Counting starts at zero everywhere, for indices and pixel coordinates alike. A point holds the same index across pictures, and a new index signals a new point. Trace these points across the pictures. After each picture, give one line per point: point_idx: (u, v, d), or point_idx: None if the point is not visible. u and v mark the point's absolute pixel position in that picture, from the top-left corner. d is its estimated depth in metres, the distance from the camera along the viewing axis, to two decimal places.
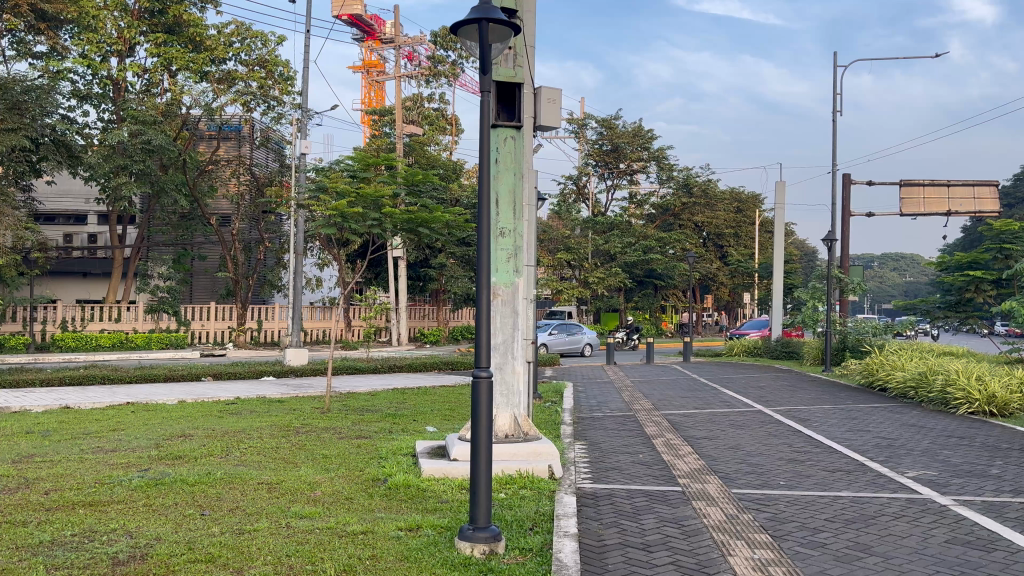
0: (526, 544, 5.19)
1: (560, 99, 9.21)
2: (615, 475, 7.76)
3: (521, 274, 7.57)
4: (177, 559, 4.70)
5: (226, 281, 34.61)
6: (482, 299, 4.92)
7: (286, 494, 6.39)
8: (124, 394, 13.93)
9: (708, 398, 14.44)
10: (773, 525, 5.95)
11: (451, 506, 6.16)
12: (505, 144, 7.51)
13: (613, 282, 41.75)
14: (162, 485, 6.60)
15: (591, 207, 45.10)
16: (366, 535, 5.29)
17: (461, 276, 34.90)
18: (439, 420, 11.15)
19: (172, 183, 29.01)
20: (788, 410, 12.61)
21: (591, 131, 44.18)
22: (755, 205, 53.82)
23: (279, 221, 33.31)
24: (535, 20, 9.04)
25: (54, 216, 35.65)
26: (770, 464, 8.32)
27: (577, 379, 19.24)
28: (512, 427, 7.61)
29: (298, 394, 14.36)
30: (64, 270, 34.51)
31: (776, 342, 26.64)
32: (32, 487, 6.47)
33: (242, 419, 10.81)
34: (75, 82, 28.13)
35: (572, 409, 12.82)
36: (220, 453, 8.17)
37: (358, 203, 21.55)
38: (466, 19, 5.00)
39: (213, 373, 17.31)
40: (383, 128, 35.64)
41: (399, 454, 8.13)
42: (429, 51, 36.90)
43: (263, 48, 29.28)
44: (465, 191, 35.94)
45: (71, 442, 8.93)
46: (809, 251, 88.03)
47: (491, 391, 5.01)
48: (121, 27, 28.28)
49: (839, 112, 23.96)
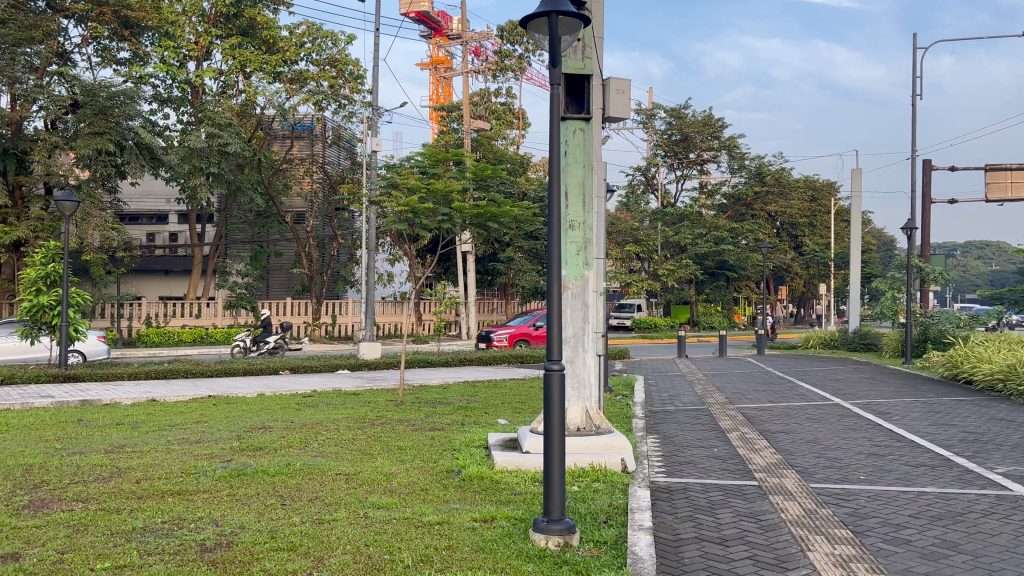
0: (601, 536, 5.20)
1: (629, 89, 9.09)
2: (688, 469, 7.67)
3: (591, 267, 7.57)
4: (260, 547, 4.85)
5: (301, 277, 35.40)
6: (553, 291, 4.94)
7: (363, 485, 6.52)
8: (211, 386, 14.50)
9: (785, 391, 14.23)
10: (854, 520, 5.81)
11: (525, 497, 6.22)
12: (574, 136, 7.52)
13: (683, 274, 41.57)
14: (244, 475, 6.79)
15: (660, 198, 44.94)
16: (442, 527, 5.36)
17: (529, 270, 35.27)
18: (511, 412, 11.28)
19: (248, 182, 29.82)
20: (868, 403, 12.31)
21: (660, 121, 43.81)
22: (830, 194, 52.19)
23: (351, 218, 34.19)
24: (603, 10, 8.95)
25: (137, 216, 36.90)
26: (849, 457, 8.14)
27: (647, 372, 19.18)
28: (584, 420, 7.60)
29: (373, 386, 14.81)
30: (148, 268, 35.93)
31: (853, 334, 25.95)
32: (125, 476, 6.76)
33: (320, 410, 11.16)
34: (157, 87, 29.14)
35: (644, 402, 12.81)
36: (300, 445, 8.40)
37: (429, 199, 22.05)
38: (536, 13, 5.02)
39: (291, 366, 17.72)
40: (451, 124, 35.87)
41: (473, 446, 8.23)
42: (496, 46, 36.96)
43: (333, 47, 29.82)
44: (533, 185, 36.40)
45: (158, 433, 9.26)
46: (887, 240, 86.18)
47: (563, 385, 5.00)
48: (198, 33, 29.02)
49: (918, 95, 23.47)
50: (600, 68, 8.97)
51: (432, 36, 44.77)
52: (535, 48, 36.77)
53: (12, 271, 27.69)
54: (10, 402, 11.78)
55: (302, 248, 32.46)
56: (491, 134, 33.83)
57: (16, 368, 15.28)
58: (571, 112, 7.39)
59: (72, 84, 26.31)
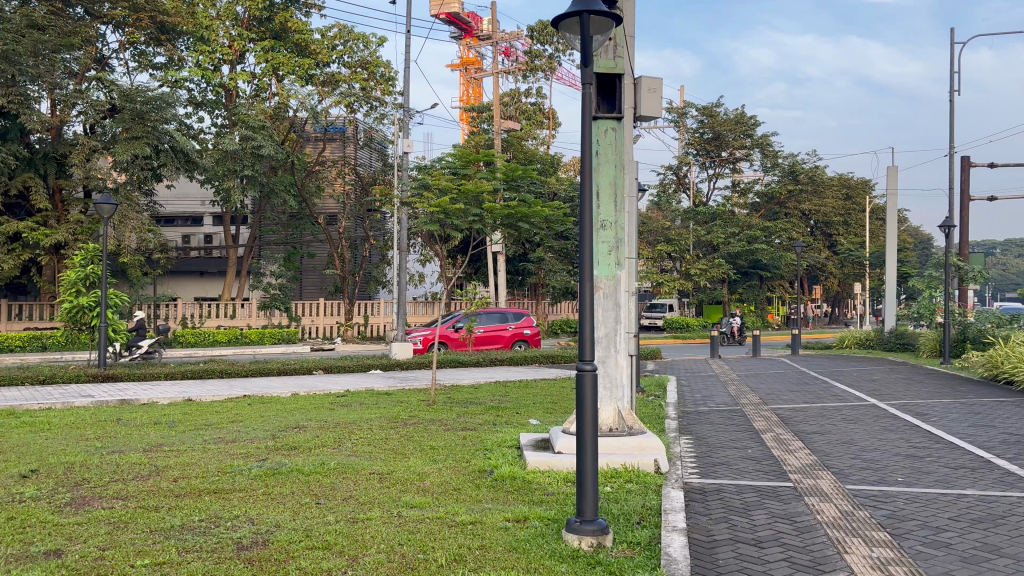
0: (634, 538, 5.17)
1: (660, 87, 9.03)
2: (723, 471, 7.61)
3: (623, 267, 7.54)
4: (295, 546, 4.89)
5: (334, 278, 35.68)
6: (585, 292, 4.93)
7: (397, 484, 6.55)
8: (246, 386, 14.70)
9: (820, 391, 14.07)
10: (891, 523, 5.73)
11: (557, 497, 6.22)
12: (605, 135, 7.51)
13: (716, 274, 41.24)
14: (280, 474, 6.87)
15: (692, 197, 44.70)
16: (475, 527, 5.36)
17: (559, 270, 35.21)
18: (543, 412, 11.27)
19: (282, 184, 29.99)
20: (907, 404, 12.12)
21: (691, 120, 43.56)
22: (865, 191, 51.48)
23: (383, 219, 34.35)
24: (634, 9, 8.92)
25: (173, 218, 37.36)
26: (886, 459, 8.02)
27: (681, 372, 19.15)
28: (616, 420, 7.58)
29: (405, 386, 14.87)
30: (183, 270, 36.46)
31: (890, 334, 25.55)
32: (163, 475, 6.86)
33: (353, 410, 11.21)
34: (191, 90, 29.54)
35: (676, 402, 12.71)
36: (333, 444, 8.46)
37: (460, 200, 22.24)
38: (568, 12, 5.01)
39: (324, 366, 17.86)
40: (482, 124, 35.96)
41: (505, 446, 8.25)
42: (527, 46, 36.94)
43: (364, 49, 30.02)
44: (563, 185, 36.32)
45: (194, 433, 9.35)
46: (925, 238, 84.92)
47: (595, 385, 4.99)
48: (232, 36, 29.27)
49: (957, 90, 23.06)
50: (632, 66, 8.91)
51: (462, 37, 44.93)
52: (566, 48, 36.69)
53: (53, 273, 28.23)
54: (52, 402, 11.98)
55: (334, 248, 32.70)
56: (522, 134, 33.78)
57: (57, 368, 15.57)
58: (603, 111, 7.39)
59: (110, 88, 26.82)
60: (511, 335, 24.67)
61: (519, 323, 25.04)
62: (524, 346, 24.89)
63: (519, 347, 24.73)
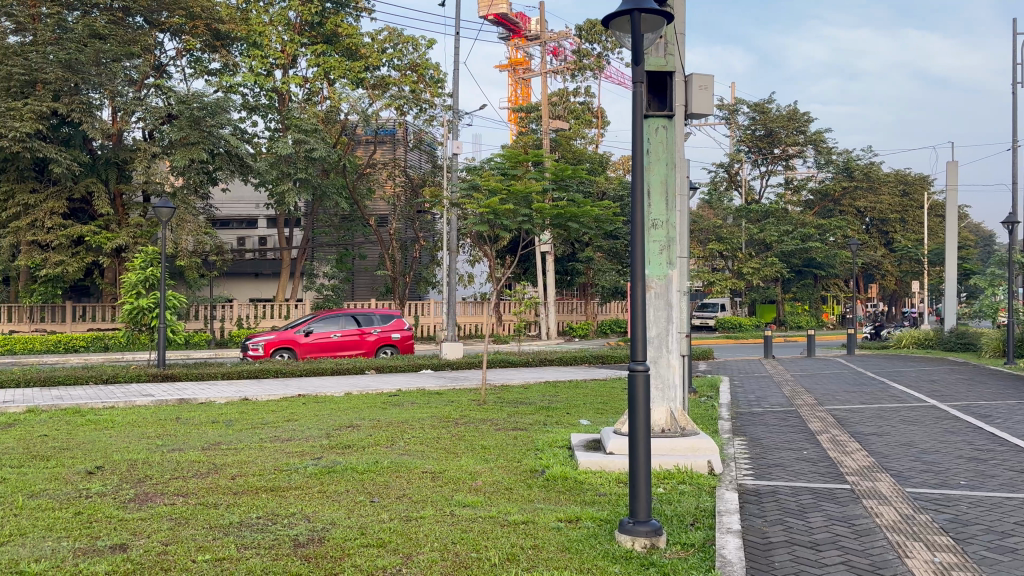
0: (688, 539, 5.12)
1: (712, 85, 8.92)
2: (777, 472, 7.50)
3: (674, 266, 7.49)
4: (352, 543, 4.96)
5: (386, 279, 36.02)
6: (636, 290, 4.90)
7: (450, 484, 6.59)
8: (299, 386, 14.91)
9: (878, 392, 13.76)
10: (955, 527, 5.59)
11: (609, 498, 6.20)
12: (656, 134, 7.46)
13: (769, 272, 40.58)
14: (334, 472, 6.97)
15: (744, 195, 44.22)
16: (528, 526, 5.38)
17: (609, 269, 35.11)
18: (594, 413, 11.21)
19: (333, 187, 30.28)
20: (969, 405, 11.78)
21: (743, 117, 43.01)
22: (924, 187, 50.27)
23: (433, 220, 34.52)
24: (684, 5, 8.83)
25: (228, 221, 37.92)
26: (948, 462, 7.82)
27: (732, 372, 19.08)
28: (668, 422, 7.52)
29: (456, 386, 14.92)
30: (238, 272, 37.20)
31: (950, 334, 24.90)
32: (221, 472, 7.02)
33: (405, 410, 11.24)
34: (245, 96, 30.04)
35: (729, 404, 12.46)
36: (386, 444, 8.51)
37: (510, 200, 22.69)
38: (618, 11, 4.98)
39: (376, 366, 18.03)
40: (531, 124, 35.96)
41: (556, 446, 8.24)
42: (575, 45, 36.87)
43: (414, 52, 30.28)
44: (612, 184, 36.12)
45: (250, 432, 9.49)
46: (985, 236, 82.83)
47: (648, 385, 4.95)
48: (284, 41, 29.56)
49: (1019, 83, 22.43)
50: (682, 64, 8.83)
51: (511, 37, 45.03)
52: (615, 47, 36.52)
53: (115, 276, 29.04)
54: (114, 402, 12.25)
55: (385, 250, 32.99)
56: (570, 134, 33.74)
57: (119, 368, 15.98)
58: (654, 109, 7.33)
59: (167, 95, 27.45)
60: (375, 340, 21.04)
61: (386, 325, 21.37)
62: (391, 353, 21.34)
63: (384, 354, 21.17)
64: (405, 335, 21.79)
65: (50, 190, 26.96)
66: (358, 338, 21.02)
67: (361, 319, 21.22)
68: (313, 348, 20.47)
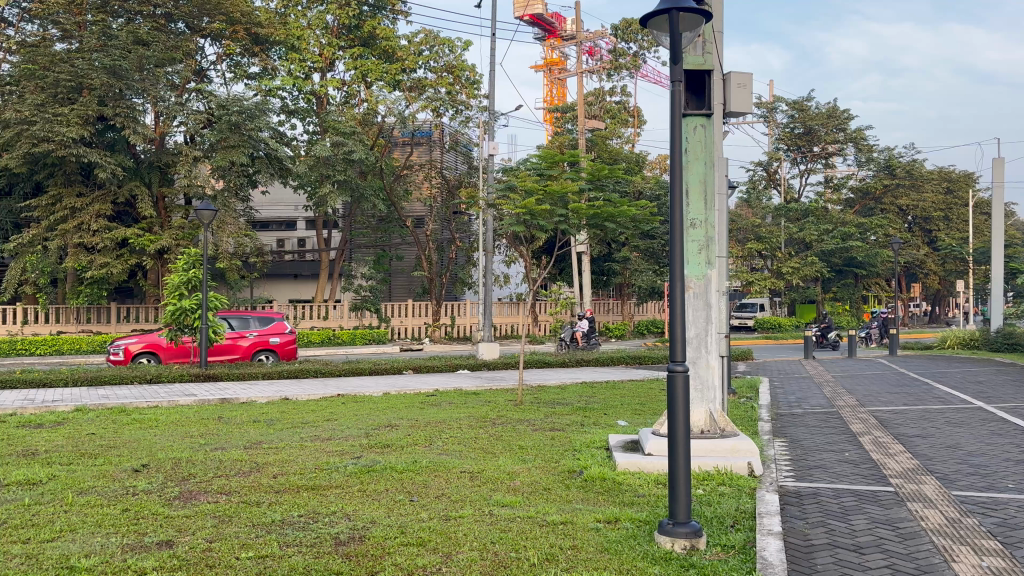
0: (729, 541, 5.09)
1: (750, 83, 8.84)
2: (819, 474, 7.39)
3: (714, 266, 7.43)
4: (391, 542, 5.00)
5: (423, 280, 36.25)
6: (675, 291, 4.87)
7: (488, 483, 6.61)
8: (338, 386, 15.02)
9: (921, 393, 13.54)
10: (1003, 531, 5.48)
11: (649, 499, 6.17)
12: (694, 133, 7.43)
13: (809, 272, 40.02)
14: (373, 472, 7.02)
15: (782, 193, 43.76)
16: (567, 526, 5.38)
17: (646, 270, 34.99)
18: (631, 413, 11.15)
19: (370, 188, 30.47)
20: (1016, 407, 11.53)
21: (782, 115, 42.55)
22: (968, 185, 49.24)
23: (470, 221, 34.58)
24: (721, 3, 8.76)
25: (267, 223, 38.34)
26: (996, 464, 7.66)
27: (772, 372, 19.13)
28: (708, 423, 7.47)
29: (493, 386, 14.99)
30: (278, 273, 37.72)
31: (996, 334, 24.42)
32: (263, 471, 7.12)
33: (443, 410, 11.30)
34: (284, 99, 30.41)
35: (770, 405, 12.33)
36: (424, 443, 8.54)
37: (546, 200, 22.62)
38: (655, 11, 4.96)
39: (413, 366, 18.17)
40: (566, 125, 35.86)
41: (593, 447, 8.21)
42: (611, 45, 36.75)
43: (450, 54, 30.43)
44: (648, 183, 35.92)
45: (291, 431, 9.60)
46: None
47: (688, 385, 4.93)
48: (322, 45, 29.95)
49: None
50: (721, 63, 8.79)
51: (547, 38, 45.05)
52: (651, 45, 36.35)
53: (158, 277, 29.57)
54: (159, 402, 12.46)
55: (422, 251, 33.13)
56: (606, 134, 33.62)
57: (163, 368, 16.27)
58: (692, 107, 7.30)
59: (207, 99, 27.89)
60: (246, 346, 19.61)
61: (263, 329, 19.91)
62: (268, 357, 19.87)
63: (259, 359, 19.71)
64: (287, 339, 20.24)
65: (95, 194, 27.60)
66: (231, 343, 19.67)
67: (235, 322, 19.86)
68: (178, 353, 19.30)
